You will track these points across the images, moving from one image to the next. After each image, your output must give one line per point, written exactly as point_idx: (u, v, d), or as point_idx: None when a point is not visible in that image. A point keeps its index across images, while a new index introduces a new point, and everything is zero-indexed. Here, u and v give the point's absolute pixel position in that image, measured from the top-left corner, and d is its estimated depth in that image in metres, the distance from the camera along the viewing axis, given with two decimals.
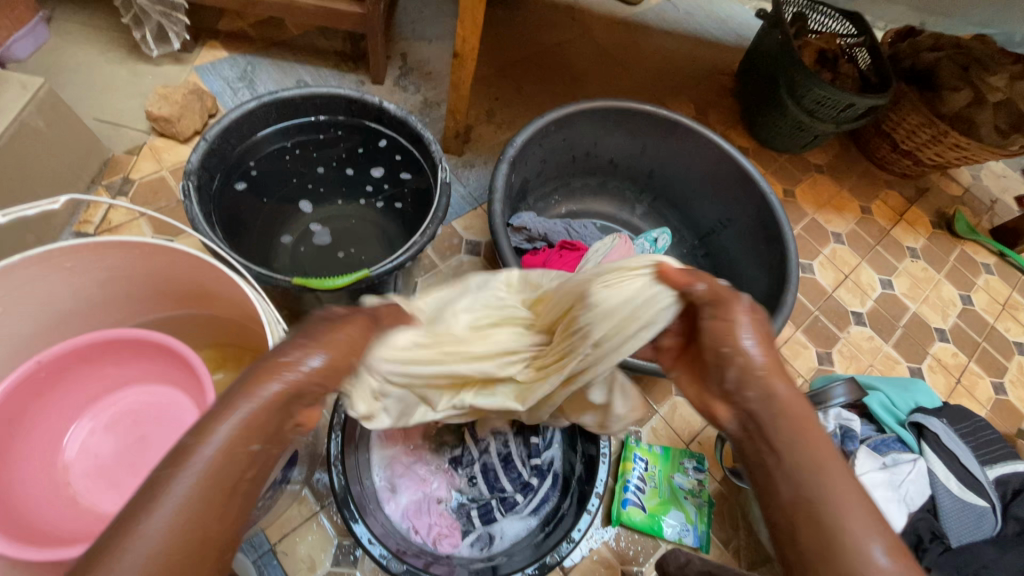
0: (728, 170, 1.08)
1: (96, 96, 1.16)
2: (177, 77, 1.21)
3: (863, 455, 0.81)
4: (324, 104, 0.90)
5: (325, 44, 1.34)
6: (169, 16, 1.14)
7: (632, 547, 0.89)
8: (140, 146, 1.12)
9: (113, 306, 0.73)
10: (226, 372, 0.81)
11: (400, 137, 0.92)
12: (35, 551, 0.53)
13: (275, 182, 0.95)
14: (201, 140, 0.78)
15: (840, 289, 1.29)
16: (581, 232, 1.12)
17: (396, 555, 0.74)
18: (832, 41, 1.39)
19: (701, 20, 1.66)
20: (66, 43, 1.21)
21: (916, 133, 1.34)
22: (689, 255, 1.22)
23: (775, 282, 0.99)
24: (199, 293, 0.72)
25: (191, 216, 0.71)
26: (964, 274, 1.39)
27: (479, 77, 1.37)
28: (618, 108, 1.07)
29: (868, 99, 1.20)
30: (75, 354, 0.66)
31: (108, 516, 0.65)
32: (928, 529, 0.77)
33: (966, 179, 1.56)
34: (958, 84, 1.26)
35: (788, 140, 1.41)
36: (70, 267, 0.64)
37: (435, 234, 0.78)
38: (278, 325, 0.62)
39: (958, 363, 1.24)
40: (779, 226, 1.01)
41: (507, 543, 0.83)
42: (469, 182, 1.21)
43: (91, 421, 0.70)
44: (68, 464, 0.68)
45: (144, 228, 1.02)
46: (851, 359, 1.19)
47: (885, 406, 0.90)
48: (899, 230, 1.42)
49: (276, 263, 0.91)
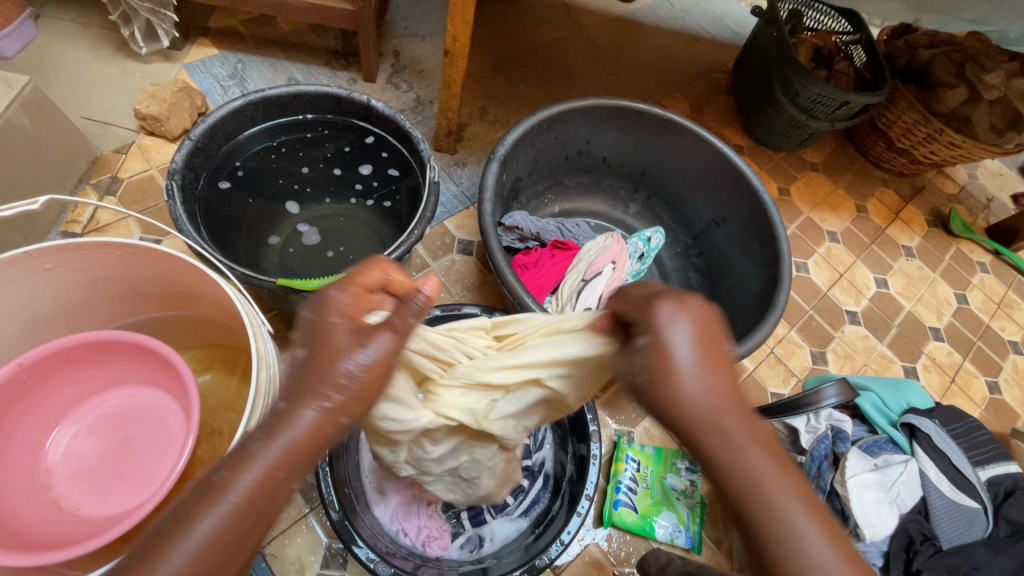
0: (722, 169, 1.07)
1: (85, 94, 1.15)
2: (166, 75, 1.20)
3: (854, 457, 0.80)
4: (311, 102, 0.89)
5: (317, 41, 1.33)
6: (157, 13, 1.12)
7: (624, 548, 0.88)
8: (129, 145, 1.11)
9: (97, 308, 0.72)
10: (213, 373, 0.80)
11: (388, 135, 0.91)
12: (15, 556, 0.52)
13: (262, 182, 0.94)
14: (185, 139, 0.77)
15: (835, 288, 1.28)
16: (574, 231, 1.11)
17: (383, 558, 0.74)
18: (827, 39, 1.39)
19: (697, 17, 1.65)
20: (54, 40, 1.19)
21: (911, 132, 1.33)
22: (682, 254, 1.21)
23: (769, 281, 0.98)
24: (185, 294, 0.72)
25: (175, 217, 0.70)
26: (959, 273, 1.38)
27: (473, 75, 1.36)
28: (611, 107, 1.06)
29: (864, 97, 1.19)
30: (59, 358, 0.65)
31: (91, 520, 0.64)
32: (918, 531, 0.77)
33: (962, 178, 1.56)
34: (953, 82, 1.26)
35: (783, 139, 1.40)
36: (52, 269, 0.63)
37: (423, 233, 0.77)
38: (261, 327, 0.61)
39: (953, 362, 1.24)
40: (772, 226, 1.00)
41: (497, 545, 0.82)
42: (462, 180, 1.20)
43: (76, 425, 0.70)
44: (52, 467, 0.67)
45: (133, 228, 1.01)
46: (846, 359, 1.19)
47: (878, 406, 0.89)
48: (894, 229, 1.42)
49: (264, 264, 0.90)
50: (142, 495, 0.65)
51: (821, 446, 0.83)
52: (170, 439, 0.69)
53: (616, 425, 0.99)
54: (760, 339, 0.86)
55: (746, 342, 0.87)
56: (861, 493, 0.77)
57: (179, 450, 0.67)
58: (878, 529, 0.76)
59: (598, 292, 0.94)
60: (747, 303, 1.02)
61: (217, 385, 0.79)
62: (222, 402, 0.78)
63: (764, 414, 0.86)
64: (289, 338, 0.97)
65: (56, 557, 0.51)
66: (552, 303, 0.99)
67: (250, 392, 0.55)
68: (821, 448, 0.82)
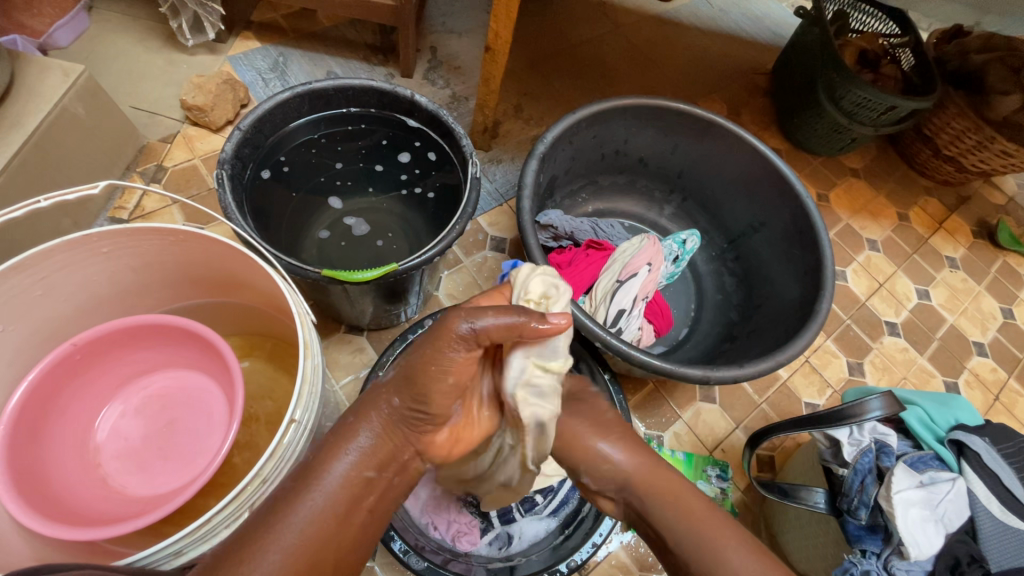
0: (764, 172, 1.05)
1: (133, 84, 1.18)
2: (211, 67, 1.22)
3: (901, 472, 0.77)
4: (356, 96, 0.90)
5: (355, 36, 1.34)
6: (205, 6, 1.15)
7: (651, 553, 0.87)
8: (174, 134, 1.13)
9: (145, 292, 0.73)
10: (252, 360, 0.82)
11: (430, 130, 0.92)
12: (72, 531, 0.54)
13: (305, 174, 0.95)
14: (235, 129, 0.79)
15: (874, 298, 1.25)
16: (608, 231, 1.10)
17: (415, 551, 0.76)
18: (874, 41, 1.34)
19: (736, 16, 1.62)
20: (105, 32, 1.23)
21: (961, 139, 1.28)
22: (718, 258, 1.19)
23: (809, 287, 0.96)
24: (232, 282, 0.73)
25: (225, 205, 0.71)
26: (1006, 286, 1.33)
27: (508, 72, 1.35)
28: (652, 107, 1.05)
29: (913, 101, 1.14)
30: (110, 338, 0.67)
31: (138, 498, 0.66)
32: (967, 553, 0.74)
33: (1011, 188, 1.50)
34: (1007, 88, 1.21)
35: (824, 143, 1.37)
36: (108, 253, 0.65)
37: (464, 229, 0.77)
38: (307, 316, 0.62)
39: (997, 379, 1.20)
40: (815, 231, 0.98)
41: (525, 544, 0.82)
42: (496, 177, 1.20)
43: (122, 405, 0.72)
44: (99, 445, 0.69)
45: (176, 216, 1.03)
46: (884, 371, 1.15)
47: (923, 421, 0.86)
48: (938, 239, 1.37)
49: (305, 255, 0.91)
50: (186, 475, 0.67)
51: (865, 459, 0.80)
52: (212, 421, 0.70)
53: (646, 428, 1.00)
54: (801, 348, 0.85)
55: (786, 350, 0.85)
56: (906, 510, 0.75)
57: (222, 433, 0.69)
58: (923, 548, 0.73)
59: (633, 293, 0.95)
60: (785, 310, 1.00)
61: (255, 372, 0.81)
62: (260, 389, 0.79)
63: (803, 425, 0.84)
64: (324, 329, 0.98)
65: (112, 532, 0.53)
66: (586, 303, 0.99)
67: (297, 379, 0.55)
68: (864, 461, 0.80)
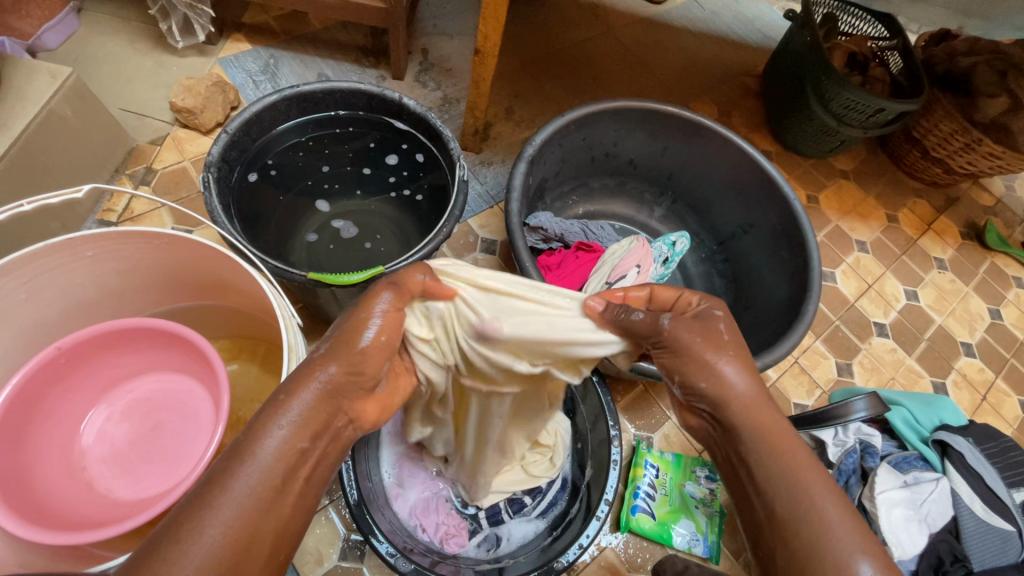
0: (752, 175, 1.06)
1: (123, 86, 1.17)
2: (200, 69, 1.22)
3: (884, 472, 0.78)
4: (344, 99, 0.90)
5: (346, 38, 1.34)
6: (194, 8, 1.15)
7: (640, 554, 0.87)
8: (164, 136, 1.13)
9: (131, 295, 0.73)
10: (240, 363, 0.82)
11: (419, 133, 0.92)
12: (54, 535, 0.54)
13: (294, 177, 0.95)
14: (222, 132, 0.78)
15: (863, 299, 1.26)
16: (598, 233, 1.11)
17: (403, 553, 0.75)
18: (863, 44, 1.35)
19: (727, 19, 1.63)
20: (94, 33, 1.23)
21: (948, 141, 1.29)
22: (707, 259, 1.20)
23: (797, 288, 0.97)
24: (218, 285, 0.73)
25: (210, 208, 0.71)
26: (994, 287, 1.35)
27: (499, 74, 1.36)
28: (640, 109, 1.06)
29: (899, 104, 1.15)
30: (95, 342, 0.67)
31: (123, 502, 0.66)
32: (949, 552, 0.75)
33: (999, 190, 1.51)
34: (994, 91, 1.20)
35: (813, 145, 1.38)
36: (92, 256, 0.65)
37: (451, 231, 0.77)
38: (292, 319, 0.62)
39: (984, 379, 1.21)
40: (802, 233, 0.99)
41: (513, 545, 0.82)
42: (487, 179, 1.20)
43: (108, 408, 0.72)
44: (85, 449, 0.69)
45: (165, 218, 1.03)
46: (872, 371, 1.16)
47: (908, 422, 0.87)
48: (926, 240, 1.38)
49: (293, 258, 0.91)
50: (172, 479, 0.67)
51: (850, 460, 0.81)
52: (198, 423, 0.70)
53: (635, 430, 0.99)
54: (788, 349, 0.85)
55: (772, 351, 0.85)
56: (889, 510, 0.76)
57: (208, 436, 0.69)
58: (907, 548, 0.74)
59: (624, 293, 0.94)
60: (773, 311, 1.00)
61: (243, 375, 0.81)
62: (248, 392, 0.79)
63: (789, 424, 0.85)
64: (313, 331, 0.98)
65: (94, 536, 0.53)
66: None
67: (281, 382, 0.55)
68: (848, 462, 0.81)
